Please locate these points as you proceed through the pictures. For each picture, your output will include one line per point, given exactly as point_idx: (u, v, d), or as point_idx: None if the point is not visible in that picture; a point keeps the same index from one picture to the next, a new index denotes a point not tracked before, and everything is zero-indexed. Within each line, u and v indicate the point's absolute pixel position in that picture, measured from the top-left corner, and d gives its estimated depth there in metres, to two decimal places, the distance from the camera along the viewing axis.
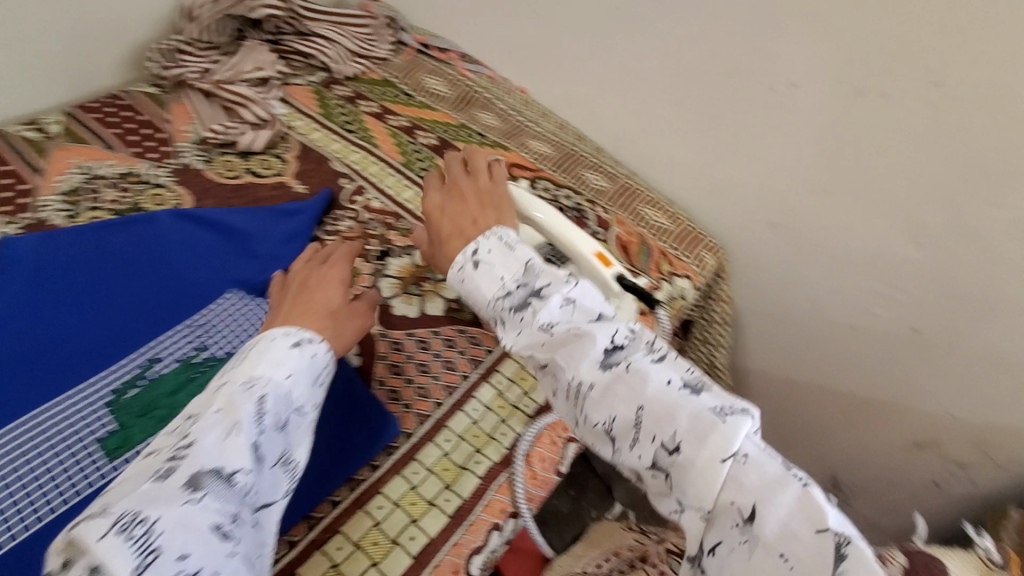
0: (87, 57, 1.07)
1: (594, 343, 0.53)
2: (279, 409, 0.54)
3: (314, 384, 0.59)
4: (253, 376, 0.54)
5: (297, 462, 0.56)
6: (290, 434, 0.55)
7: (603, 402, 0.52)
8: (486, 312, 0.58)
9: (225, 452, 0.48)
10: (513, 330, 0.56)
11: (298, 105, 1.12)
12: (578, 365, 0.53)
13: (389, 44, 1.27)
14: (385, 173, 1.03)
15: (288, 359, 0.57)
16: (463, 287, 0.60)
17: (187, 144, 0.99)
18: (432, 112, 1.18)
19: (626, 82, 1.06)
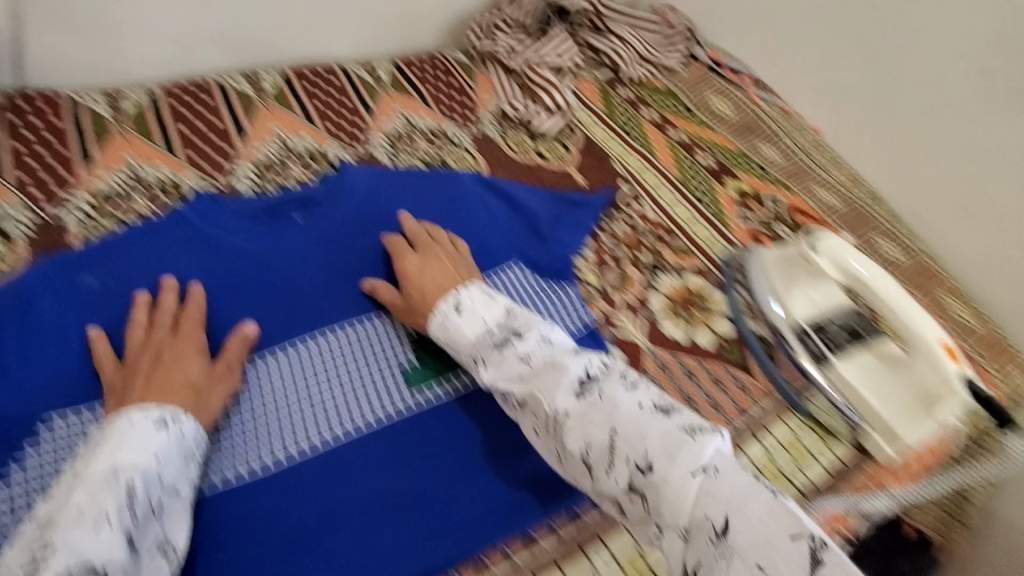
0: (420, 15, 1.16)
1: (567, 373, 0.63)
2: (150, 494, 0.54)
3: (184, 461, 0.58)
4: (115, 466, 0.53)
5: (179, 545, 0.55)
6: (164, 518, 0.55)
7: (579, 428, 0.59)
8: (472, 349, 0.69)
9: (95, 546, 0.48)
10: (493, 363, 0.67)
11: (585, 100, 1.13)
12: (555, 394, 0.61)
13: (681, 55, 1.23)
14: (662, 185, 0.98)
15: (150, 441, 0.56)
16: (450, 328, 0.71)
17: (488, 115, 1.05)
18: (711, 132, 1.12)
19: (957, 156, 0.98)
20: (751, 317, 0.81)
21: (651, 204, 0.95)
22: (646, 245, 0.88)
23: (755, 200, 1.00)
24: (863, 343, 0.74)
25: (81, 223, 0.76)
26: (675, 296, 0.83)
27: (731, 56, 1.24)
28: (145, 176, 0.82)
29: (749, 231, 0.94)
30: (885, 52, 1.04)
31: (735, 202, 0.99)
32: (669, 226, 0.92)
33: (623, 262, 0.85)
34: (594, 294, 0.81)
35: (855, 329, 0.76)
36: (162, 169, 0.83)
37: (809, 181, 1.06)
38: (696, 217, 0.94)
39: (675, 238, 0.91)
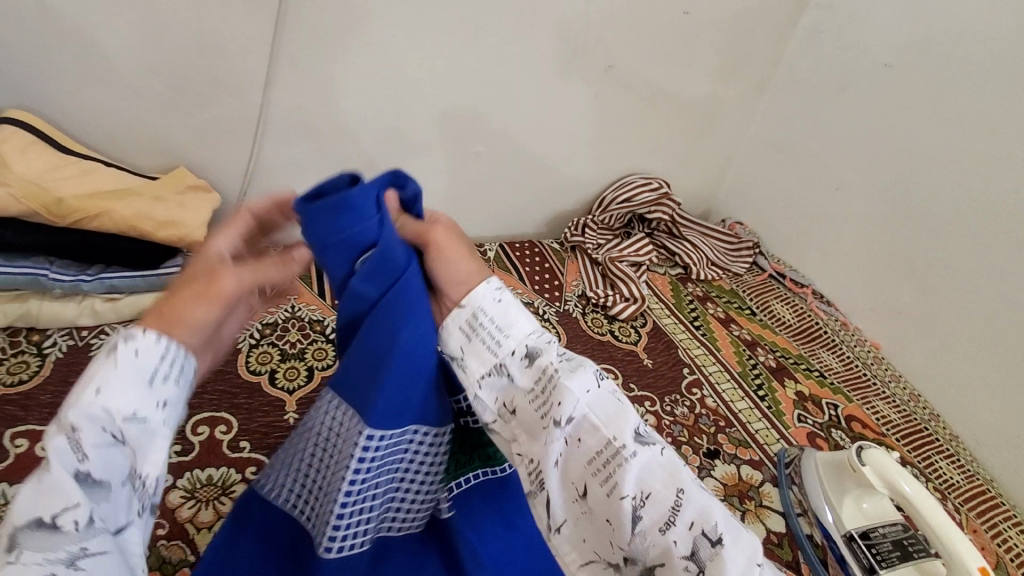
0: (528, 212, 1.42)
1: (631, 415, 0.47)
2: (101, 430, 0.37)
3: (151, 386, 0.39)
4: (63, 401, 0.37)
5: (151, 479, 0.40)
6: (135, 447, 0.39)
7: (637, 476, 0.45)
8: (532, 339, 0.49)
9: (41, 496, 0.35)
10: (556, 364, 0.48)
11: (657, 290, 1.31)
12: (618, 427, 0.46)
13: (747, 264, 1.42)
14: (724, 376, 1.10)
15: (104, 368, 0.38)
16: (502, 306, 0.49)
17: (572, 295, 1.24)
18: (773, 334, 1.24)
19: (1009, 393, 1.04)
20: (804, 518, 0.84)
21: (711, 392, 1.06)
22: (705, 429, 0.98)
23: (813, 403, 1.07)
24: (912, 560, 0.75)
25: (250, 343, 0.97)
26: (729, 482, 0.89)
27: (794, 270, 1.41)
28: (301, 314, 1.04)
29: (805, 432, 1.01)
30: (935, 290, 1.14)
31: (793, 403, 1.07)
32: (727, 416, 1.01)
33: (682, 443, 0.94)
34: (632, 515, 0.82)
35: (898, 543, 0.77)
36: (315, 311, 1.06)
37: (868, 392, 1.12)
38: (755, 411, 1.03)
39: (734, 428, 0.99)
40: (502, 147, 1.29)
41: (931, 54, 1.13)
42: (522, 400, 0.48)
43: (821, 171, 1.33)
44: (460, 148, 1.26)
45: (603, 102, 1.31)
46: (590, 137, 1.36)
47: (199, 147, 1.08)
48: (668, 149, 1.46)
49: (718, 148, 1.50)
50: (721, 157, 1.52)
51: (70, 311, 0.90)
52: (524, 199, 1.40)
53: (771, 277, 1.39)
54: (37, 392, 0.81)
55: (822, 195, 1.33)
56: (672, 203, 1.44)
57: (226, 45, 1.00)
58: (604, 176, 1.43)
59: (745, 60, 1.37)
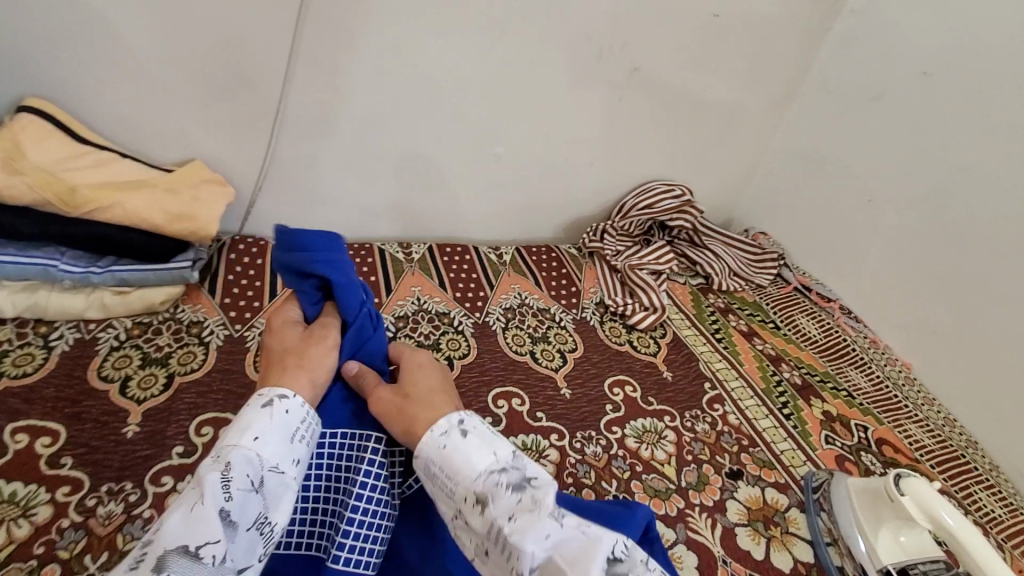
0: (545, 216, 1.39)
1: (601, 551, 0.50)
2: (251, 473, 0.53)
3: (289, 442, 0.57)
4: (222, 446, 0.54)
5: (275, 525, 0.54)
6: (267, 496, 0.54)
7: None
8: (476, 484, 0.55)
9: (193, 523, 0.48)
10: (505, 511, 0.53)
11: (677, 301, 1.26)
12: (586, 571, 0.48)
13: (771, 275, 1.37)
14: (747, 392, 1.05)
15: (256, 423, 0.56)
16: (450, 454, 0.57)
17: (589, 302, 1.20)
18: (798, 349, 1.19)
19: None
20: (834, 548, 0.79)
21: (734, 408, 1.01)
22: (728, 448, 0.93)
23: (842, 424, 1.03)
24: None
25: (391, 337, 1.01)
26: (753, 506, 0.85)
27: (821, 283, 1.36)
28: None
29: (833, 454, 0.97)
30: (974, 310, 1.08)
31: (820, 423, 1.02)
32: (751, 435, 0.96)
33: (703, 462, 0.90)
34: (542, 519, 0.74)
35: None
36: None
37: (899, 414, 1.07)
38: (780, 430, 0.99)
39: (757, 447, 0.94)
40: (521, 148, 1.26)
41: (973, 63, 1.08)
42: (484, 547, 0.53)
43: (851, 182, 1.28)
44: (477, 148, 1.23)
45: (627, 105, 1.28)
46: (612, 142, 1.32)
47: (215, 141, 1.06)
48: (692, 156, 1.41)
49: (742, 156, 1.46)
50: (746, 166, 1.48)
51: (79, 304, 0.88)
52: (543, 202, 1.36)
53: (796, 290, 1.34)
54: (40, 385, 0.79)
55: (851, 207, 1.28)
56: (695, 210, 1.39)
57: (246, 38, 0.98)
58: (625, 182, 1.39)
59: (775, 66, 1.33)
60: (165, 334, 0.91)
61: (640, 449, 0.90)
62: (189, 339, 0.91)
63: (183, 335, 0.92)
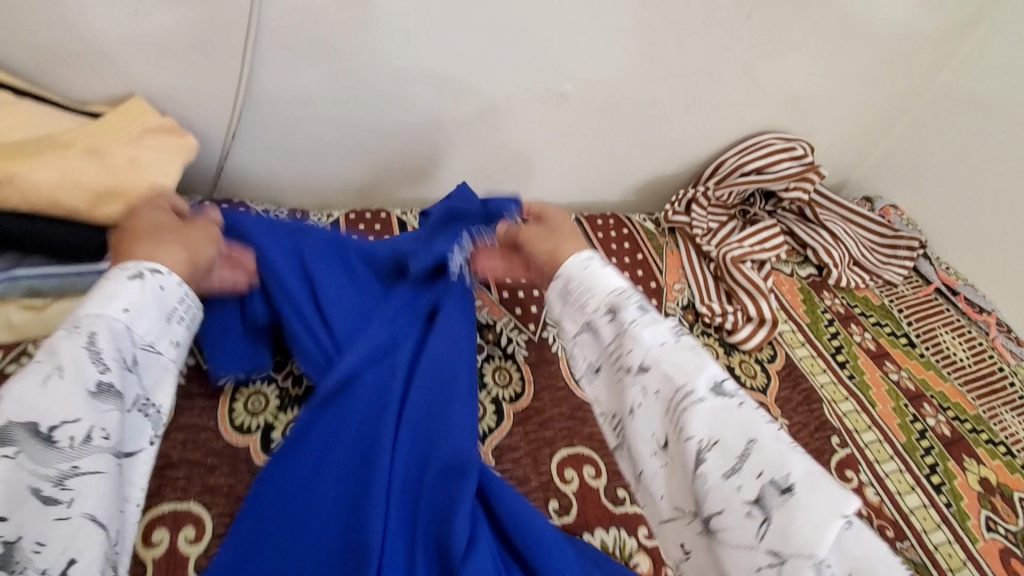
0: (615, 177, 1.06)
1: (711, 367, 0.48)
2: (122, 349, 0.47)
3: (165, 320, 0.51)
4: (78, 316, 0.46)
5: (159, 408, 0.51)
6: (143, 376, 0.49)
7: (708, 425, 0.45)
8: (608, 297, 0.54)
9: (44, 399, 0.42)
10: (629, 318, 0.52)
11: (785, 303, 0.97)
12: (692, 377, 0.47)
13: (905, 269, 1.05)
14: (885, 451, 0.80)
15: (125, 291, 0.49)
16: (591, 271, 0.56)
17: (675, 306, 0.92)
18: (941, 379, 0.92)
19: None
20: None
21: (871, 477, 0.76)
22: None
23: (1003, 499, 0.79)
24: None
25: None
26: None
27: (966, 283, 1.06)
28: None
29: (996, 547, 0.74)
30: None
31: (978, 498, 0.78)
32: (895, 521, 0.72)
33: None
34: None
35: None
36: None
37: None
38: (930, 511, 0.75)
39: (905, 542, 0.71)
40: (598, 85, 0.91)
41: None
42: (601, 360, 0.54)
43: None
44: (539, 86, 0.88)
45: (754, 28, 0.90)
46: (723, 80, 0.96)
47: (162, 69, 0.73)
48: (821, 101, 1.05)
49: (886, 103, 1.08)
50: (887, 115, 1.11)
51: None
52: (615, 159, 1.02)
53: (936, 291, 1.04)
54: None
55: None
56: (818, 177, 1.04)
57: None
58: (726, 133, 1.04)
59: None
60: None
61: None
62: None
63: None
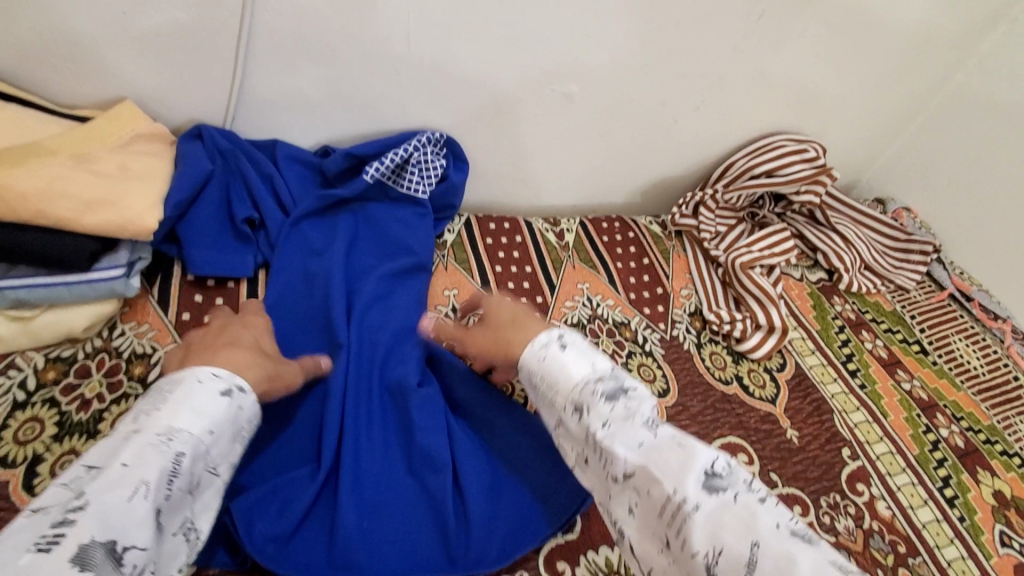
0: (620, 179, 1.03)
1: (695, 459, 0.47)
2: (194, 472, 0.47)
3: (234, 441, 0.52)
4: (171, 427, 0.46)
5: (199, 532, 0.49)
6: (193, 502, 0.48)
7: (707, 530, 0.43)
8: (573, 394, 0.55)
9: (124, 517, 0.40)
10: (600, 419, 0.52)
11: (795, 309, 0.94)
12: (681, 477, 0.46)
13: (918, 274, 1.03)
14: (897, 463, 0.78)
15: (216, 409, 0.49)
16: (551, 363, 0.58)
17: (681, 313, 0.89)
18: (955, 389, 0.89)
19: None
20: None
21: (884, 491, 0.74)
22: (883, 560, 0.67)
23: (1018, 514, 0.77)
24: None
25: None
26: None
27: (980, 289, 1.03)
28: (119, 345, 0.66)
29: (1011, 564, 0.72)
30: None
31: (992, 512, 0.76)
32: (909, 537, 0.70)
33: None
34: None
35: None
36: (144, 336, 0.67)
37: None
38: (944, 526, 0.73)
39: (919, 558, 0.69)
40: (604, 86, 0.88)
41: None
42: (586, 454, 0.54)
43: None
44: (544, 87, 0.85)
45: (766, 27, 0.87)
46: (734, 80, 0.93)
47: (153, 71, 0.70)
48: (834, 101, 1.02)
49: (902, 102, 1.05)
50: (901, 114, 1.07)
51: None
52: (621, 162, 1.00)
53: (949, 297, 1.01)
54: None
55: None
56: (829, 179, 1.02)
57: None
58: (735, 133, 1.01)
59: None
60: (93, 375, 0.63)
61: None
62: (128, 387, 0.63)
63: (120, 376, 0.64)
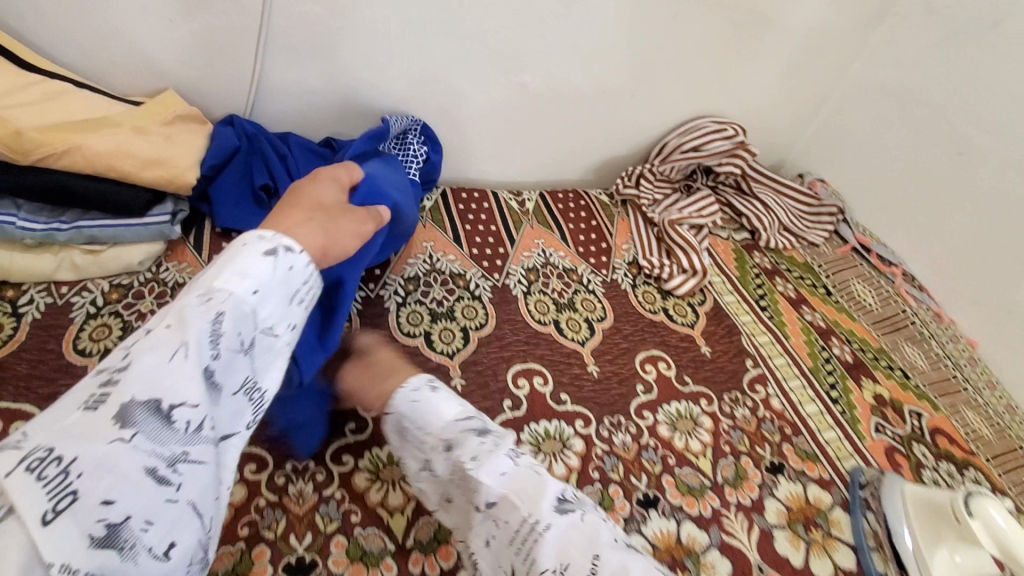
0: (572, 158, 1.22)
1: (549, 489, 0.58)
2: (244, 332, 0.52)
3: (287, 302, 0.56)
4: (213, 289, 0.51)
5: (263, 391, 0.55)
6: (256, 358, 0.54)
7: (557, 549, 0.55)
8: (444, 433, 0.62)
9: (166, 377, 0.46)
10: (469, 453, 0.60)
11: (719, 260, 1.13)
12: (537, 504, 0.57)
13: (827, 232, 1.22)
14: (792, 372, 0.95)
15: (256, 271, 0.53)
16: (420, 404, 0.64)
17: (621, 262, 1.08)
18: (851, 320, 1.07)
19: None
20: (879, 553, 0.76)
21: (778, 391, 0.92)
22: (769, 438, 0.86)
23: (894, 410, 0.94)
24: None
25: (397, 301, 0.91)
26: (794, 506, 0.78)
27: (881, 243, 1.21)
28: (165, 277, 0.84)
29: (883, 445, 0.89)
30: None
31: (871, 408, 0.93)
32: (794, 422, 0.88)
33: (741, 455, 0.82)
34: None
35: None
36: (184, 271, 0.85)
37: (958, 400, 0.97)
38: (826, 417, 0.90)
39: (801, 437, 0.86)
40: (550, 77, 1.08)
41: None
42: (451, 490, 0.62)
43: (937, 128, 1.09)
44: (501, 77, 1.05)
45: (681, 25, 1.07)
46: (660, 71, 1.13)
47: (188, 65, 0.90)
48: (749, 88, 1.21)
49: (810, 89, 1.24)
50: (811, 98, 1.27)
51: (47, 264, 0.78)
52: (572, 143, 1.19)
53: (853, 250, 1.20)
54: (11, 361, 0.71)
55: (933, 158, 1.10)
56: (748, 154, 1.21)
57: None
58: (668, 117, 1.20)
59: None
60: (147, 298, 0.81)
61: (673, 439, 0.82)
62: None
63: (166, 299, 0.82)
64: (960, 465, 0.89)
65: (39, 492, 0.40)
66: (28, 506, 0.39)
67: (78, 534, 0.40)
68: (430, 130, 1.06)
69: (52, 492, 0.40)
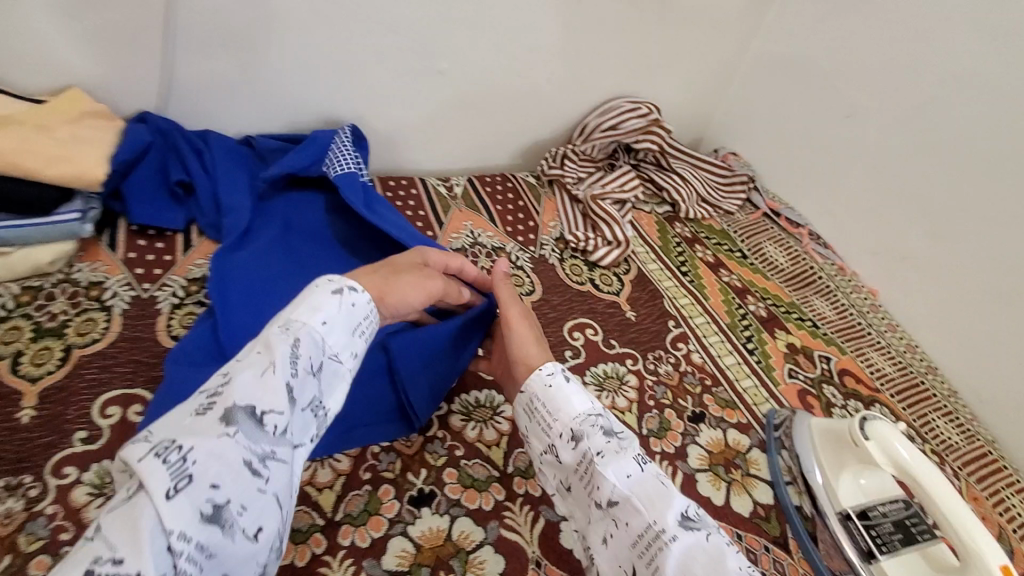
0: (497, 143, 1.25)
1: (676, 502, 0.56)
2: (318, 355, 0.56)
3: (350, 334, 0.61)
4: (290, 320, 0.57)
5: (329, 410, 0.57)
6: (323, 381, 0.57)
7: (680, 564, 0.52)
8: (573, 423, 0.62)
9: (261, 388, 0.50)
10: (596, 449, 0.59)
11: (642, 231, 1.18)
12: (663, 513, 0.54)
13: (740, 201, 1.30)
14: (711, 329, 1.01)
15: (326, 306, 0.59)
16: (553, 393, 0.64)
17: (548, 238, 1.12)
18: (764, 279, 1.14)
19: (1002, 342, 0.99)
20: (793, 487, 0.79)
21: (698, 346, 0.98)
22: (690, 390, 0.91)
23: (805, 356, 1.01)
24: (915, 543, 0.72)
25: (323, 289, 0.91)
26: (715, 450, 0.83)
27: (790, 208, 1.30)
28: (78, 277, 0.82)
29: (795, 389, 0.95)
30: (945, 232, 1.04)
31: (783, 356, 1.00)
32: (713, 373, 0.94)
33: (665, 407, 0.87)
34: (494, 476, 0.71)
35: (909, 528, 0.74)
36: (98, 270, 0.83)
37: (863, 343, 1.05)
38: (743, 367, 0.96)
39: (720, 387, 0.92)
40: (467, 63, 1.11)
41: None
42: (569, 481, 0.61)
43: (829, 97, 1.19)
44: (418, 64, 1.07)
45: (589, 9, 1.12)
46: (574, 54, 1.18)
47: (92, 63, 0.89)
48: (660, 69, 1.28)
49: (717, 68, 1.32)
50: (719, 76, 1.34)
51: None
52: (495, 127, 1.22)
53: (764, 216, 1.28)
54: None
55: (827, 124, 1.20)
56: (662, 130, 1.27)
57: None
58: (587, 98, 1.25)
59: None
60: (59, 299, 0.79)
61: (599, 398, 0.86)
62: (87, 303, 0.80)
63: (80, 298, 0.80)
64: (866, 401, 0.96)
65: (164, 472, 0.43)
66: (155, 484, 0.42)
67: (192, 509, 0.43)
68: (357, 131, 1.07)
69: (172, 475, 0.43)
